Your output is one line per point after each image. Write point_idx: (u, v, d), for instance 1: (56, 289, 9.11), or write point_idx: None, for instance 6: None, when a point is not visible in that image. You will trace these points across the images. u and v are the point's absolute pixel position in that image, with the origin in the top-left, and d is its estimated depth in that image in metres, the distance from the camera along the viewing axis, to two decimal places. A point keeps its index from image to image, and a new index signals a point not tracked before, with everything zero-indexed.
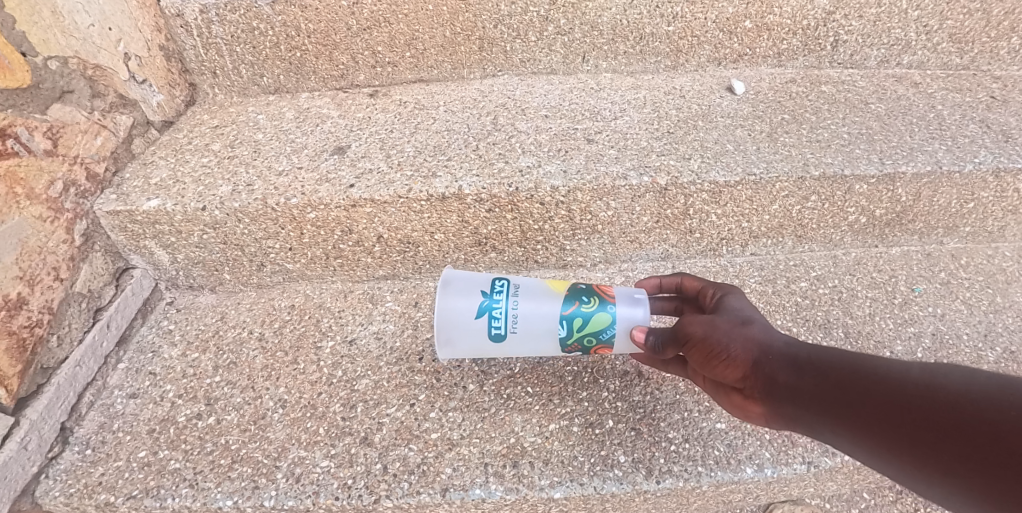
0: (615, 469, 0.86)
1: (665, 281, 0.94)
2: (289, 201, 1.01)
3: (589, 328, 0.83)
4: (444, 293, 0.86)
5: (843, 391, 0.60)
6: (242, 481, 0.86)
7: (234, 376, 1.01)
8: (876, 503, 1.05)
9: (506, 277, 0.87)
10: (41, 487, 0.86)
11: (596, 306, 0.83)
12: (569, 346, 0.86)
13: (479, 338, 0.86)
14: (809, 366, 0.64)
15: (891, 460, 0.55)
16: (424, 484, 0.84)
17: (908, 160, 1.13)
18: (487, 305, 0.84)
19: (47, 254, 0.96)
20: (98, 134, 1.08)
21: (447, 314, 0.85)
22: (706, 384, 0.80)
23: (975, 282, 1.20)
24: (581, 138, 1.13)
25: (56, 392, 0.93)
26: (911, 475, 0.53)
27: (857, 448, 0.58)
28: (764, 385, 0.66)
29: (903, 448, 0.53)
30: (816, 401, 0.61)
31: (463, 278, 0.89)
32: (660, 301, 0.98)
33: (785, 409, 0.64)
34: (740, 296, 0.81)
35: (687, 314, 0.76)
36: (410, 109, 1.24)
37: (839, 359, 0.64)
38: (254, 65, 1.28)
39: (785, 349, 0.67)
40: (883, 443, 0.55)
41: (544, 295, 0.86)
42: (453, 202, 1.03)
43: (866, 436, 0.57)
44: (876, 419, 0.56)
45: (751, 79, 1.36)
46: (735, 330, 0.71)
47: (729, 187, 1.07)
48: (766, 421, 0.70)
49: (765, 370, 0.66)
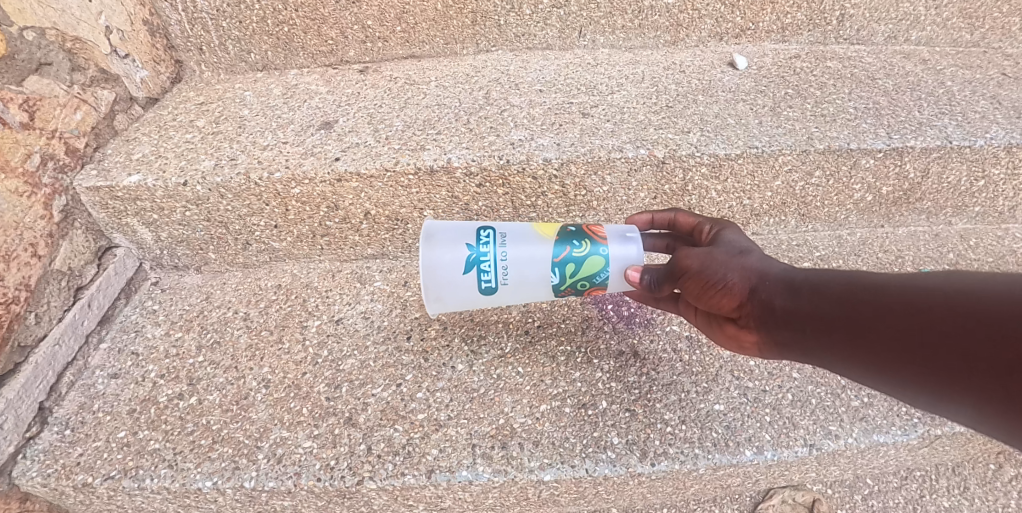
0: (608, 451, 0.83)
1: (658, 217, 0.92)
2: (272, 176, 0.98)
3: (581, 273, 0.81)
4: (427, 247, 0.82)
5: (839, 309, 0.58)
6: (222, 462, 0.83)
7: (218, 356, 0.98)
8: (880, 488, 1.02)
9: (492, 226, 0.83)
10: (18, 467, 0.84)
11: (588, 250, 0.80)
12: (563, 291, 0.84)
13: (470, 292, 0.83)
14: (806, 289, 0.63)
15: (889, 374, 0.53)
16: (409, 466, 0.81)
17: (917, 134, 1.09)
18: (475, 258, 0.81)
19: (23, 230, 0.93)
20: (78, 109, 1.04)
21: (432, 269, 0.81)
22: (703, 318, 0.82)
23: (984, 263, 1.16)
24: (576, 112, 1.09)
25: (34, 371, 0.90)
26: (908, 385, 0.52)
27: (853, 365, 0.57)
28: (759, 311, 0.67)
29: (900, 359, 0.51)
30: (811, 320, 0.60)
31: (446, 230, 0.85)
32: (652, 238, 0.96)
33: (781, 334, 0.65)
34: (737, 231, 0.80)
35: (683, 249, 0.76)
36: (401, 85, 1.21)
37: (838, 278, 0.62)
38: (240, 40, 1.24)
39: (782, 275, 0.67)
40: (881, 356, 0.53)
41: (533, 242, 0.82)
42: (442, 177, 0.99)
43: (859, 350, 0.56)
44: (871, 329, 0.54)
45: (753, 55, 1.31)
46: (731, 260, 0.71)
47: (730, 161, 1.03)
48: (761, 351, 0.71)
49: (761, 295, 0.67)
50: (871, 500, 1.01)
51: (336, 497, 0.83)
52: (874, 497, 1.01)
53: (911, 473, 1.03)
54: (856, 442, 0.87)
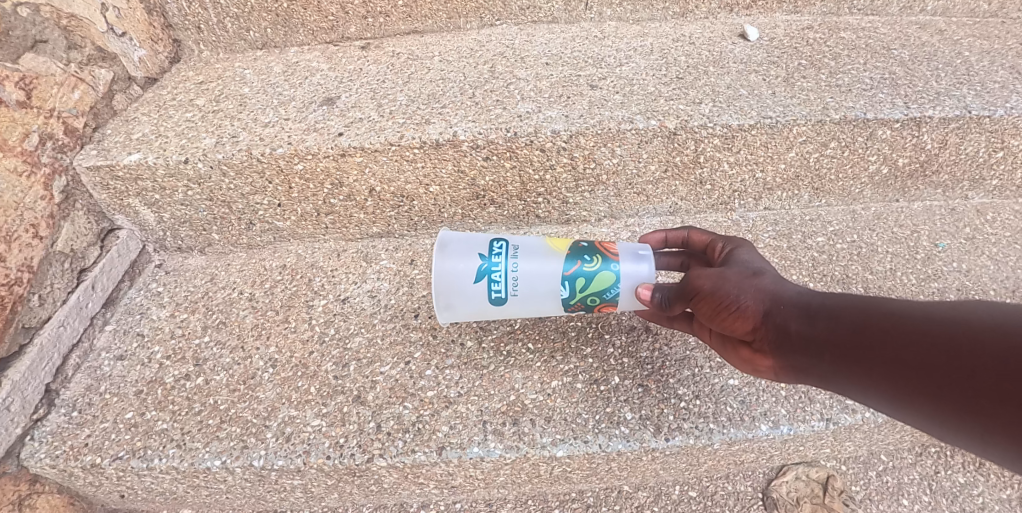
0: (621, 426, 0.82)
1: (671, 235, 0.91)
2: (274, 151, 0.96)
3: (592, 288, 0.79)
4: (440, 255, 0.81)
5: (859, 338, 0.55)
6: (231, 441, 0.82)
7: (224, 336, 0.97)
8: (895, 465, 1.00)
9: (505, 238, 0.82)
10: (26, 449, 0.83)
11: (599, 265, 0.79)
12: (572, 306, 0.82)
13: (479, 302, 0.82)
14: (823, 314, 0.60)
15: (908, 407, 0.51)
16: (419, 443, 0.80)
17: (935, 104, 1.05)
18: (486, 267, 0.80)
19: (24, 210, 0.90)
20: (75, 88, 1.01)
21: (444, 278, 0.81)
22: (717, 339, 0.78)
23: (1001, 237, 1.13)
24: (584, 84, 1.07)
25: (39, 353, 0.89)
26: (929, 420, 0.50)
27: (871, 395, 0.55)
28: (775, 335, 0.64)
29: (927, 395, 0.49)
30: (830, 349, 0.57)
31: (461, 240, 0.84)
32: (666, 256, 0.93)
33: (797, 360, 0.62)
34: (751, 250, 0.78)
35: (695, 269, 0.73)
36: (403, 60, 1.18)
37: (855, 302, 0.59)
38: (239, 17, 1.21)
39: (798, 298, 0.64)
40: (905, 390, 0.51)
41: (544, 257, 0.81)
42: (448, 150, 0.97)
43: (882, 383, 0.53)
44: (894, 361, 0.51)
45: (765, 26, 1.27)
46: (745, 281, 0.68)
47: (743, 132, 1.00)
48: (777, 374, 0.68)
49: (775, 319, 0.64)
50: (887, 477, 0.99)
51: (346, 476, 0.82)
52: (890, 473, 0.99)
53: (925, 449, 1.01)
54: (873, 417, 0.85)
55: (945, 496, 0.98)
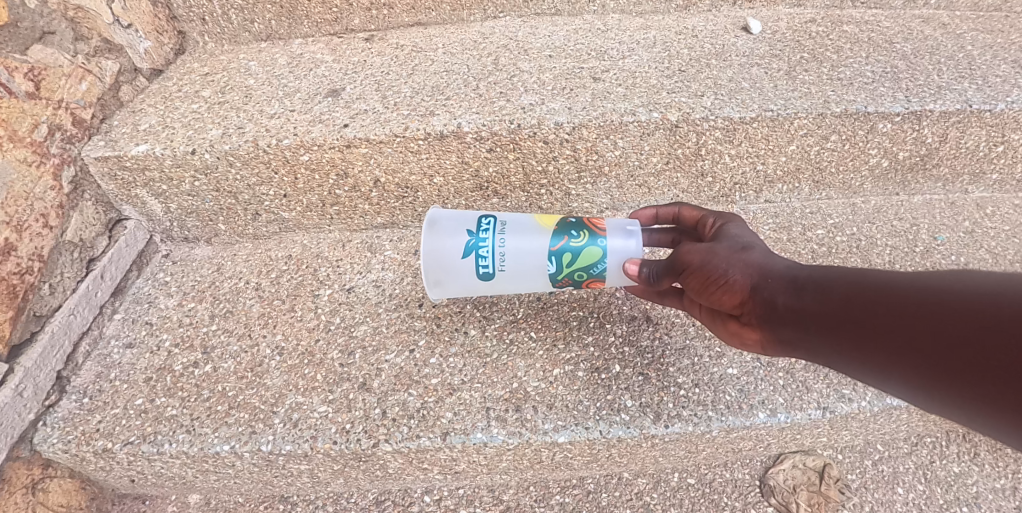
0: (621, 413, 0.84)
1: (662, 211, 0.92)
2: (280, 142, 0.97)
3: (579, 263, 0.80)
4: (431, 233, 0.83)
5: (845, 309, 0.57)
6: (239, 426, 0.84)
7: (231, 324, 0.99)
8: (890, 454, 1.01)
9: (493, 215, 0.83)
10: (39, 434, 0.85)
11: (586, 240, 0.80)
12: (560, 281, 0.83)
13: (469, 279, 0.84)
14: (810, 287, 0.61)
15: (890, 375, 0.53)
16: (424, 429, 0.82)
17: (937, 97, 1.06)
18: (473, 243, 0.81)
19: (34, 200, 0.92)
20: (82, 79, 1.02)
21: (435, 255, 0.83)
22: (706, 315, 0.79)
23: (1000, 231, 1.14)
24: (587, 76, 1.08)
25: (50, 340, 0.90)
26: (908, 385, 0.52)
27: (856, 365, 0.56)
28: (762, 309, 0.65)
29: (909, 364, 0.50)
30: (816, 321, 0.59)
31: (451, 218, 0.86)
32: (658, 233, 0.96)
33: (784, 332, 0.63)
34: (741, 224, 0.78)
35: (685, 244, 0.73)
36: (407, 52, 1.19)
37: (841, 275, 0.60)
38: (244, 9, 1.21)
39: (785, 271, 0.65)
40: (888, 359, 0.52)
41: (532, 232, 0.82)
42: (452, 141, 0.98)
43: (867, 353, 0.54)
44: (878, 332, 0.53)
45: (768, 20, 1.28)
46: (734, 256, 0.69)
47: (744, 124, 1.01)
48: (764, 347, 0.69)
49: (763, 294, 0.65)
50: (883, 466, 1.00)
51: (353, 461, 0.84)
52: (885, 462, 1.01)
53: (921, 439, 1.03)
54: (869, 406, 0.87)
55: (940, 485, 0.99)
